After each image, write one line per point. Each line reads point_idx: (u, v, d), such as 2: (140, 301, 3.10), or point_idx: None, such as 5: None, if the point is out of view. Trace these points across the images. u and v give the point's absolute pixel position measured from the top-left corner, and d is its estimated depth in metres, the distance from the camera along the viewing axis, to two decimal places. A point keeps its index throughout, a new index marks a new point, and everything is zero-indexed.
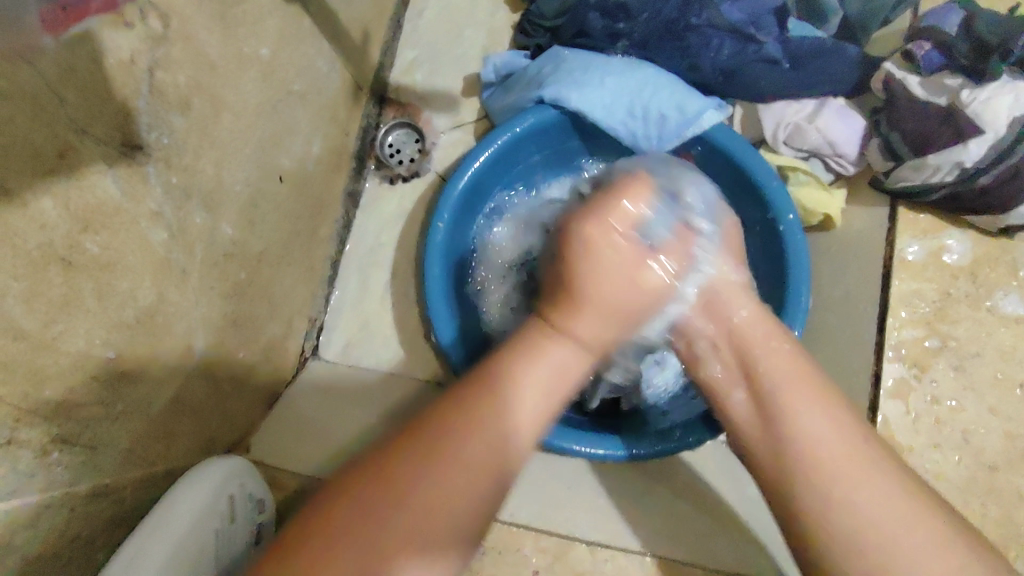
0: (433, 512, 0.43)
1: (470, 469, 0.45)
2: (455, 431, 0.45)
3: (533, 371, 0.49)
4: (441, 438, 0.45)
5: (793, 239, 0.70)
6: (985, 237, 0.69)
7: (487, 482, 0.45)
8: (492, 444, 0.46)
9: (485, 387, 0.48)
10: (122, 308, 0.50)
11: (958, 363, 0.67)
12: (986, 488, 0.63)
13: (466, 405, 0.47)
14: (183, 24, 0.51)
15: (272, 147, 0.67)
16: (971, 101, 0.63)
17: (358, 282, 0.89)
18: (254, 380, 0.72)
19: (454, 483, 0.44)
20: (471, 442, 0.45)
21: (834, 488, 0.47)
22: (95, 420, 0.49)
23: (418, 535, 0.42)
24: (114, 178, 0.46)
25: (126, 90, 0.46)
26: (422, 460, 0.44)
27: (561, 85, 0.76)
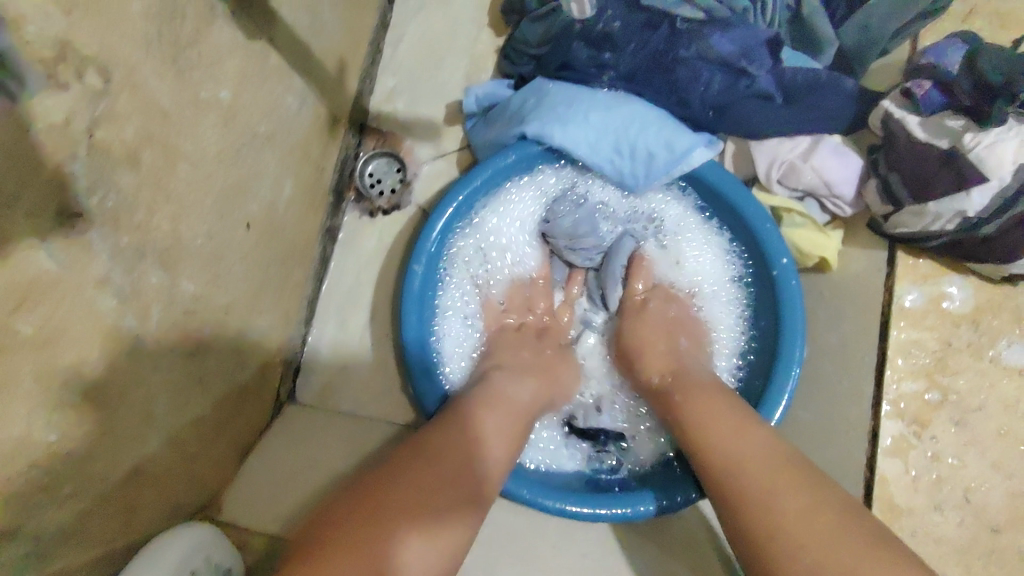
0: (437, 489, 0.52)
1: (450, 480, 0.53)
2: (432, 447, 0.56)
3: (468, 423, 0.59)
4: (411, 458, 0.55)
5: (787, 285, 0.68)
6: (987, 282, 0.66)
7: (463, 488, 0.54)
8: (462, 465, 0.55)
9: (445, 425, 0.59)
10: (65, 384, 0.46)
11: (960, 417, 0.63)
12: (988, 551, 0.60)
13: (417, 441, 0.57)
14: (128, 74, 0.47)
15: (237, 193, 0.64)
16: (974, 145, 0.59)
17: (337, 321, 0.86)
18: (223, 436, 0.69)
19: (430, 470, 0.53)
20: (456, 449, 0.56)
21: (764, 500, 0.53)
22: (39, 507, 0.46)
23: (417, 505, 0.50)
24: (49, 251, 0.43)
25: (61, 154, 0.43)
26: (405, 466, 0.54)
27: (543, 122, 0.72)
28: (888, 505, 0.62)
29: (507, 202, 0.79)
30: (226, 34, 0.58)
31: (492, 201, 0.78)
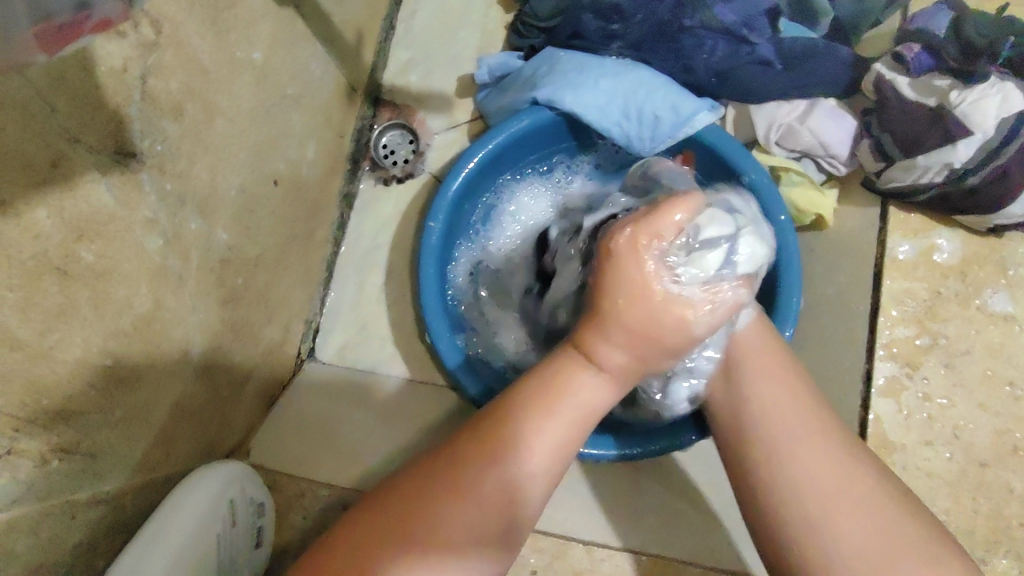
0: (482, 514, 0.46)
1: (484, 500, 0.46)
2: (489, 445, 0.48)
3: (547, 402, 0.49)
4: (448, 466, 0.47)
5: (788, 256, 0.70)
6: (974, 236, 0.70)
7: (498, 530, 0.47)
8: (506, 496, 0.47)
9: (497, 418, 0.49)
10: (118, 315, 0.50)
11: (948, 360, 0.67)
12: (976, 484, 0.64)
13: (475, 438, 0.48)
14: (175, 30, 0.51)
15: (266, 151, 0.67)
16: (960, 102, 0.63)
17: (355, 284, 0.90)
18: (251, 384, 0.72)
19: (467, 523, 0.46)
20: (495, 470, 0.47)
21: (835, 511, 0.46)
22: (95, 428, 0.49)
23: (454, 548, 0.45)
24: (108, 186, 0.46)
25: (119, 97, 0.46)
26: (467, 474, 0.47)
27: (556, 87, 0.76)
28: (881, 442, 0.66)
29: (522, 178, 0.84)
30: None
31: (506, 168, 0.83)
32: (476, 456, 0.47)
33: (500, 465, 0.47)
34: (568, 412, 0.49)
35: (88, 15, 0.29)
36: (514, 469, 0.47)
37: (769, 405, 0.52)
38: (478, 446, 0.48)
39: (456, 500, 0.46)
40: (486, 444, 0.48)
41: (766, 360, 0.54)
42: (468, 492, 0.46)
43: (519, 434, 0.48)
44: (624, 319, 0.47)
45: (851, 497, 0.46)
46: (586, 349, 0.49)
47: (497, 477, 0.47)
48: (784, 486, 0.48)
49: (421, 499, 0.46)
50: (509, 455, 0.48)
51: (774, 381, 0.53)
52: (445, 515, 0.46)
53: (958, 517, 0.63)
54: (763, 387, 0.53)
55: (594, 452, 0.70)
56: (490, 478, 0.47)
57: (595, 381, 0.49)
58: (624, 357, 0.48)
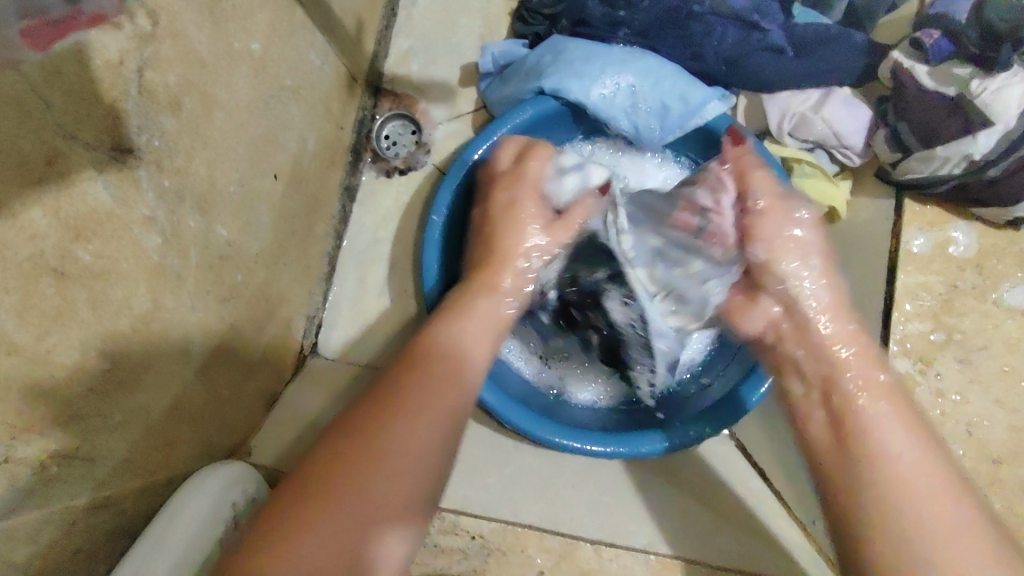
0: (393, 473, 0.47)
1: (399, 455, 0.48)
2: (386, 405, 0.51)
3: (452, 330, 0.60)
4: (368, 427, 0.49)
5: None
6: (991, 228, 0.68)
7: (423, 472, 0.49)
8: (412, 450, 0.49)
9: (416, 375, 0.54)
10: (117, 316, 0.48)
11: (964, 355, 0.66)
12: (991, 481, 0.63)
13: (419, 381, 0.54)
14: (172, 20, 0.49)
15: (265, 145, 0.66)
16: (981, 91, 0.61)
17: (356, 278, 0.88)
18: (251, 382, 0.71)
19: (393, 485, 0.47)
20: (408, 416, 0.51)
21: (950, 553, 0.44)
22: (94, 433, 0.48)
23: (380, 511, 0.46)
24: (105, 184, 0.45)
25: (116, 91, 0.44)
26: (390, 428, 0.49)
27: (561, 76, 0.74)
28: None
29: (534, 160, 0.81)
30: None
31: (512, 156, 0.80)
32: (401, 402, 0.51)
33: (421, 389, 0.53)
34: (478, 325, 0.62)
35: (80, 9, 0.27)
36: (424, 392, 0.53)
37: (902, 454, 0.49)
38: (357, 430, 0.49)
39: (390, 472, 0.47)
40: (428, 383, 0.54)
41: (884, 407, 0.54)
42: (372, 436, 0.48)
43: (423, 378, 0.54)
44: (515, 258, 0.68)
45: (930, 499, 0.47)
46: (486, 283, 0.65)
47: (419, 412, 0.52)
48: (890, 519, 0.47)
49: (325, 456, 0.47)
50: (420, 391, 0.53)
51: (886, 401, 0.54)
52: (340, 483, 0.45)
53: None
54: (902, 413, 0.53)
55: (610, 451, 0.70)
56: (427, 424, 0.51)
57: (490, 305, 0.64)
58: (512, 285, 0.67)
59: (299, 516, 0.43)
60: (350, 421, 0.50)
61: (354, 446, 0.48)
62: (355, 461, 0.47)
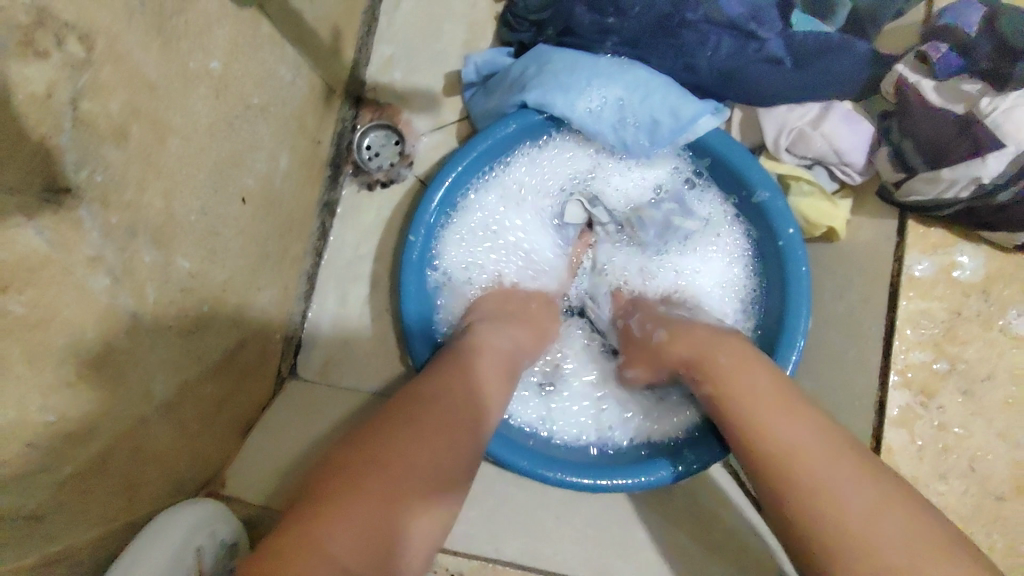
0: (418, 471, 0.48)
1: (421, 455, 0.49)
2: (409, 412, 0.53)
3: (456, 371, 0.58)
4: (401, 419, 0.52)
5: (796, 267, 0.67)
6: (999, 252, 0.64)
7: (451, 451, 0.51)
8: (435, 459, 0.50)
9: (418, 387, 0.56)
10: (61, 364, 0.45)
11: (967, 386, 0.63)
12: (992, 518, 0.60)
13: (425, 388, 0.56)
14: (111, 44, 0.45)
15: (230, 167, 0.62)
16: (991, 110, 0.57)
17: (337, 296, 0.85)
18: (226, 411, 0.68)
19: (416, 450, 0.49)
20: (434, 417, 0.53)
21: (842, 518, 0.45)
22: (40, 488, 0.45)
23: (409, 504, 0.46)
24: (37, 229, 0.42)
25: (44, 127, 0.41)
26: (411, 420, 0.52)
27: (545, 89, 0.70)
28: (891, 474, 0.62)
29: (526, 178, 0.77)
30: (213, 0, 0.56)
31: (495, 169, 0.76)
32: (423, 396, 0.55)
33: (448, 398, 0.55)
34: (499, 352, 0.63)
35: None
36: (453, 404, 0.55)
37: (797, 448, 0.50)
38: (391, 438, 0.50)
39: (409, 447, 0.49)
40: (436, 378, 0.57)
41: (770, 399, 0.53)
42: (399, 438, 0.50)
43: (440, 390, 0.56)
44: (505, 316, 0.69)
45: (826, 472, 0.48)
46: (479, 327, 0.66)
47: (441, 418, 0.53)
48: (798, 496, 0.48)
49: (351, 464, 0.47)
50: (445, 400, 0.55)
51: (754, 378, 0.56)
52: (373, 487, 0.46)
53: None
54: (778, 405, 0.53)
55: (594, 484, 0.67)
56: (438, 415, 0.53)
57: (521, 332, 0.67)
58: (523, 336, 0.67)
59: (320, 499, 0.44)
60: (372, 430, 0.50)
61: (379, 437, 0.50)
62: (377, 445, 0.49)
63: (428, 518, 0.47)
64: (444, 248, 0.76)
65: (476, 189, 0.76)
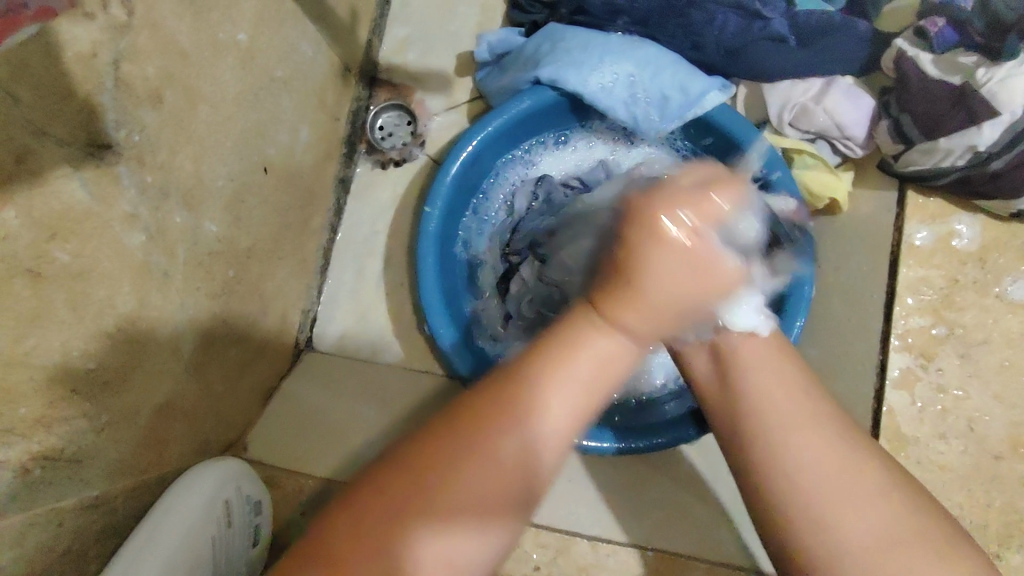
0: (471, 494, 0.38)
1: (488, 471, 0.38)
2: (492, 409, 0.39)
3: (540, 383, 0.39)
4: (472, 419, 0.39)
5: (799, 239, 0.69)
6: (995, 220, 0.67)
7: (519, 486, 0.39)
8: (501, 476, 0.38)
9: (512, 379, 0.39)
10: (100, 316, 0.47)
11: (965, 351, 0.65)
12: (991, 477, 0.62)
13: (493, 402, 0.39)
14: (148, 10, 0.47)
15: (254, 137, 0.64)
16: (986, 80, 0.60)
17: (352, 271, 0.87)
18: (247, 378, 0.70)
19: (474, 483, 0.38)
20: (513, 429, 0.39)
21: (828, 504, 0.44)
22: (80, 433, 0.47)
23: (447, 522, 0.37)
24: (82, 181, 0.44)
25: (89, 85, 0.43)
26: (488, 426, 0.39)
27: (559, 66, 0.72)
28: (893, 434, 0.64)
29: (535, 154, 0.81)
30: None
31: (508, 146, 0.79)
32: (506, 400, 0.39)
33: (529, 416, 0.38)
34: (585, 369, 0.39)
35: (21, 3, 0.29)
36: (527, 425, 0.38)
37: (762, 400, 0.46)
38: (455, 442, 0.38)
39: (473, 458, 0.38)
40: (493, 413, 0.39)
41: (756, 352, 0.48)
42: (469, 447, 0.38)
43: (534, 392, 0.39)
44: (650, 300, 0.39)
45: (816, 456, 0.45)
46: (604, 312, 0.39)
47: (519, 438, 0.38)
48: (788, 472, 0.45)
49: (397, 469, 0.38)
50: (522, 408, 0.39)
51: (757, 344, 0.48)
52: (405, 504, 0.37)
53: (971, 510, 0.61)
54: (747, 362, 0.48)
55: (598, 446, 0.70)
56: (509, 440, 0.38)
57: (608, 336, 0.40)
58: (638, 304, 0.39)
59: (350, 521, 0.37)
60: (470, 406, 0.40)
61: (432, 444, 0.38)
62: (429, 449, 0.38)
63: (438, 546, 0.37)
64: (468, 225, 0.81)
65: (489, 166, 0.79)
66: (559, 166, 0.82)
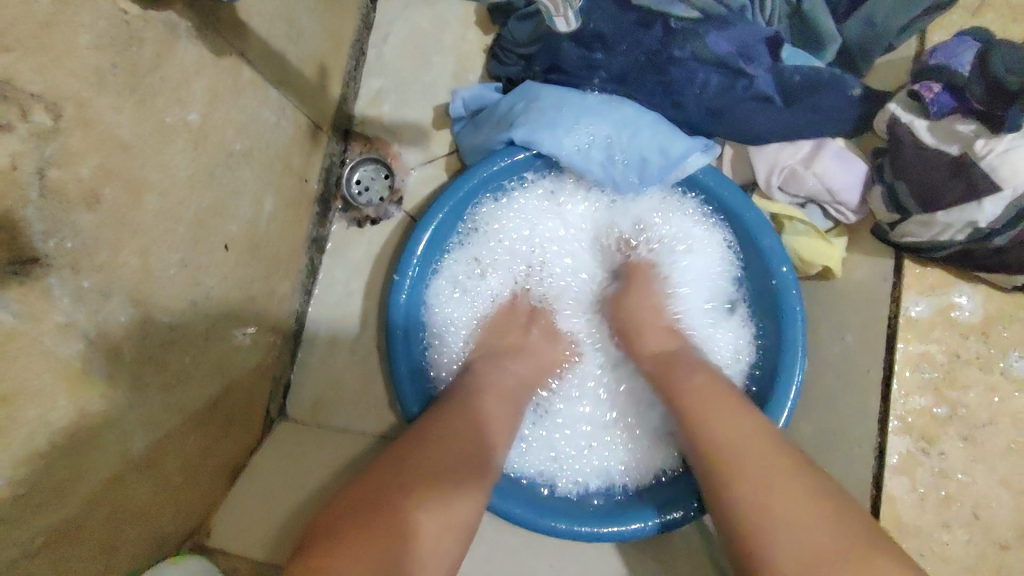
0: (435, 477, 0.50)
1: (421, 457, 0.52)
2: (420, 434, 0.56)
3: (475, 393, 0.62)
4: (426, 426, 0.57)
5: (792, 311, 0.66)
6: (998, 291, 0.63)
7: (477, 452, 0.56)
8: (437, 443, 0.54)
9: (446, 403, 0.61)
10: (30, 438, 0.44)
11: (969, 433, 0.61)
12: (997, 569, 0.58)
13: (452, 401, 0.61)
14: (80, 109, 0.45)
15: (212, 216, 0.61)
16: (986, 152, 0.56)
17: (327, 335, 0.84)
18: (212, 459, 0.67)
19: (440, 450, 0.53)
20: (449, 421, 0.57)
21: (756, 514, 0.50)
22: (10, 563, 0.44)
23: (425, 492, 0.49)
24: (4, 303, 0.41)
25: (10, 200, 0.40)
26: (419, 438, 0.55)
27: (532, 127, 0.69)
28: (893, 524, 0.60)
29: (515, 206, 0.77)
30: (191, 52, 0.55)
31: (490, 204, 0.76)
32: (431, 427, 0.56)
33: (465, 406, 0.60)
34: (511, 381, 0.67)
35: None
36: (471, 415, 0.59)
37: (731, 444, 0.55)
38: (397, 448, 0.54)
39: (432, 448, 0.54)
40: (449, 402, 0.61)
41: (710, 397, 0.60)
42: (407, 450, 0.53)
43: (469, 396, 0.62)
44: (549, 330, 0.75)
45: (757, 473, 0.51)
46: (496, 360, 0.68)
47: (459, 423, 0.57)
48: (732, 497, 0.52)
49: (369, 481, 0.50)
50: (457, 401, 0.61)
51: (720, 398, 0.59)
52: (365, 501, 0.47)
53: None
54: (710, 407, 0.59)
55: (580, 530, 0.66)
56: (456, 423, 0.57)
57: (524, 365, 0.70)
58: (522, 373, 0.69)
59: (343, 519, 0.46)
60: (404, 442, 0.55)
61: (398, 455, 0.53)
62: (410, 457, 0.52)
63: (432, 517, 0.48)
64: (439, 282, 0.75)
65: (467, 230, 0.76)
66: (535, 212, 0.77)
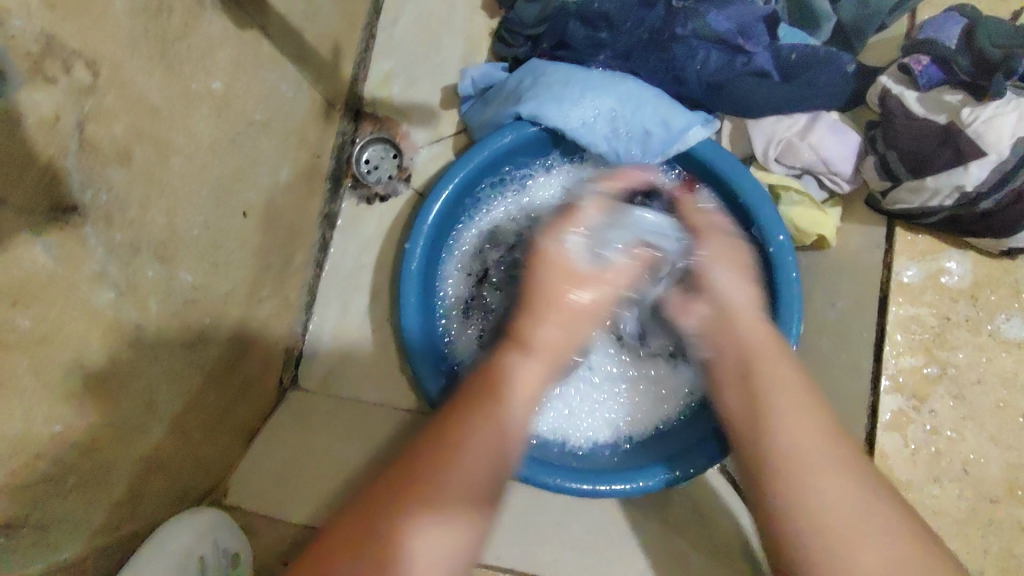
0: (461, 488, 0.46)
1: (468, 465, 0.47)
2: (422, 463, 0.47)
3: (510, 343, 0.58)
4: (459, 428, 0.49)
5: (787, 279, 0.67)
6: (987, 257, 0.66)
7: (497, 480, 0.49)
8: (492, 456, 0.49)
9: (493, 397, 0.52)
10: (66, 380, 0.46)
11: (958, 392, 0.64)
12: (986, 522, 0.60)
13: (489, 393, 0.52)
14: (115, 70, 0.47)
15: (232, 182, 0.64)
16: (973, 120, 0.59)
17: (338, 307, 0.86)
18: (229, 420, 0.69)
19: (490, 456, 0.48)
20: (483, 432, 0.49)
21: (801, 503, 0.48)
22: (44, 499, 0.46)
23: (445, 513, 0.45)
24: (46, 247, 0.43)
25: (52, 150, 0.42)
26: (436, 456, 0.47)
27: (540, 101, 0.72)
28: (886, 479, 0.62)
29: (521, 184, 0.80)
30: (216, 23, 0.58)
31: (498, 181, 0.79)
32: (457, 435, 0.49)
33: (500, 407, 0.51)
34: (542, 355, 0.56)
35: None
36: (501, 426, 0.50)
37: (801, 440, 0.50)
38: (437, 452, 0.47)
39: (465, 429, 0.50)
40: (472, 406, 0.51)
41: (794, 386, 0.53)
42: (450, 463, 0.47)
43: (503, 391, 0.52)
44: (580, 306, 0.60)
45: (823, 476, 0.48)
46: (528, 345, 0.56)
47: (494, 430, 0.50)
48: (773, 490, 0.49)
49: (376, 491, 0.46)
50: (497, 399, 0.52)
51: (791, 388, 0.53)
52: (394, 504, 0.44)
53: (966, 558, 0.60)
54: (776, 393, 0.53)
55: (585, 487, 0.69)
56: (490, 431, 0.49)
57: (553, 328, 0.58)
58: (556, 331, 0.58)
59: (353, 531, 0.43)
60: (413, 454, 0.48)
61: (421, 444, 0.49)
62: (433, 476, 0.46)
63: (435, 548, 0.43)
64: (450, 258, 0.79)
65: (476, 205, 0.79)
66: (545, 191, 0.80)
